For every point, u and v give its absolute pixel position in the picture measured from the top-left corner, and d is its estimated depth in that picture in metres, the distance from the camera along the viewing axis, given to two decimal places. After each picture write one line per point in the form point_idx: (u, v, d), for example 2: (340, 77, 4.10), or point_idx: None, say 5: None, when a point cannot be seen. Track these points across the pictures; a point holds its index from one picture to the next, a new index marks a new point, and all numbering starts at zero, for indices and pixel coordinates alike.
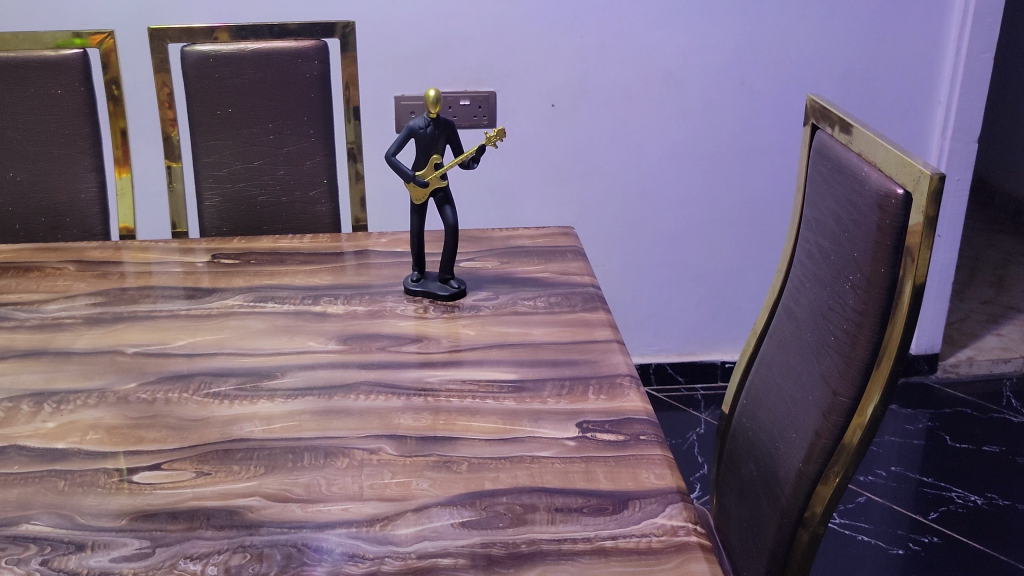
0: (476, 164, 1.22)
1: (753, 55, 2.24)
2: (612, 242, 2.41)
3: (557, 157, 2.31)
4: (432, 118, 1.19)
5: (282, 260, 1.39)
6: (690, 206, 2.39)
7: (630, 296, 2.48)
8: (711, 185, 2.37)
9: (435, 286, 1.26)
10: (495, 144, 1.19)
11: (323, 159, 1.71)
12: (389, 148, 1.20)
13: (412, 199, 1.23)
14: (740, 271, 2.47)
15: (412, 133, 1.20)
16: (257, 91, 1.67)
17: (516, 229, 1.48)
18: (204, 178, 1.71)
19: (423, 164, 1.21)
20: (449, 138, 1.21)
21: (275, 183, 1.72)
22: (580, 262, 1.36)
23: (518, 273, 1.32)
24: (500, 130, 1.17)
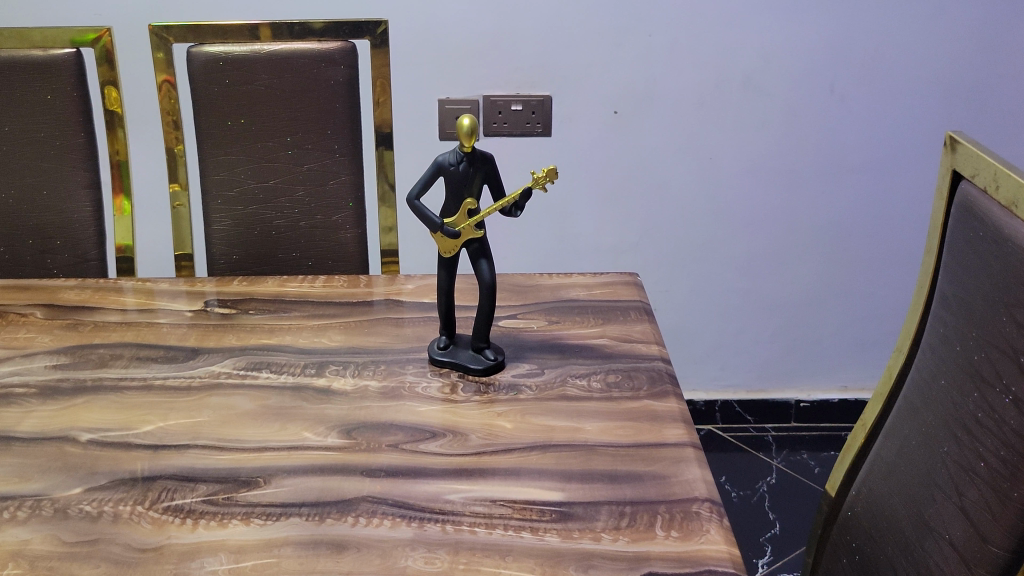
0: (520, 213, 0.97)
1: (846, 59, 1.96)
2: (678, 266, 2.16)
3: (617, 169, 2.05)
4: (466, 153, 0.95)
5: (287, 309, 1.16)
6: (768, 226, 2.12)
7: (695, 324, 2.22)
8: (791, 204, 2.10)
9: (466, 356, 1.02)
10: (545, 187, 0.95)
11: (348, 179, 1.48)
12: (413, 188, 0.97)
13: (440, 250, 0.99)
14: (820, 300, 2.20)
15: (441, 171, 0.96)
16: (274, 100, 1.44)
17: (571, 273, 1.24)
18: (211, 199, 1.49)
19: (455, 209, 0.97)
20: (486, 177, 0.97)
21: (293, 206, 1.49)
22: (645, 325, 1.11)
23: (568, 337, 1.08)
24: (550, 169, 0.93)
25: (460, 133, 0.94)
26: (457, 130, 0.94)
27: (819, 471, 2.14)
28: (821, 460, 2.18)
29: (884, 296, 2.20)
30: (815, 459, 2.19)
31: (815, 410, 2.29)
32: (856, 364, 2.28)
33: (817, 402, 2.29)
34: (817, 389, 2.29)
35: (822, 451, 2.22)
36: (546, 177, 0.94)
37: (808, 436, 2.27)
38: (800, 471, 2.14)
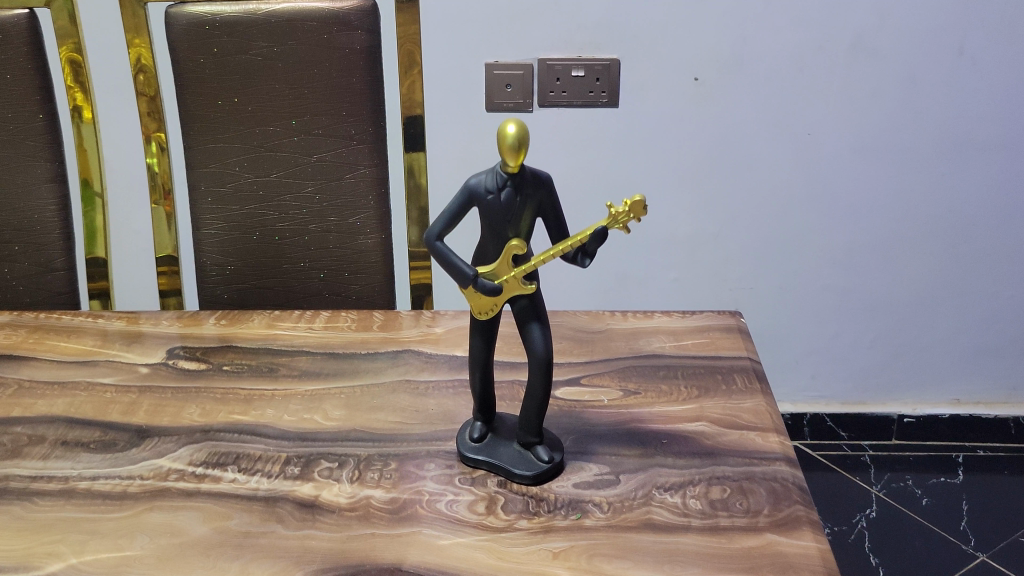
0: (590, 263, 0.66)
1: (981, 10, 1.56)
2: (765, 262, 1.77)
3: (696, 149, 1.66)
4: (510, 175, 0.65)
5: (275, 361, 0.87)
6: (875, 215, 1.73)
7: (785, 329, 1.85)
8: (905, 188, 1.71)
9: (509, 457, 0.73)
10: (627, 226, 0.65)
11: (369, 171, 1.18)
12: (435, 224, 0.67)
13: (473, 309, 0.69)
14: (932, 300, 1.82)
15: (474, 199, 0.66)
16: (275, 74, 1.14)
17: (652, 312, 0.94)
18: (199, 197, 1.20)
19: (495, 253, 0.67)
20: (539, 208, 0.67)
21: (299, 205, 1.20)
22: (757, 399, 0.81)
23: (652, 421, 0.78)
24: (636, 200, 0.62)
25: (503, 146, 0.63)
26: (499, 142, 0.63)
27: (926, 502, 1.78)
28: (928, 490, 1.82)
29: (1011, 296, 1.81)
30: (922, 488, 1.83)
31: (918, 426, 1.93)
32: (972, 375, 1.90)
33: (924, 415, 1.92)
34: (924, 402, 1.92)
35: (929, 477, 1.86)
36: (630, 212, 0.63)
37: (912, 460, 1.91)
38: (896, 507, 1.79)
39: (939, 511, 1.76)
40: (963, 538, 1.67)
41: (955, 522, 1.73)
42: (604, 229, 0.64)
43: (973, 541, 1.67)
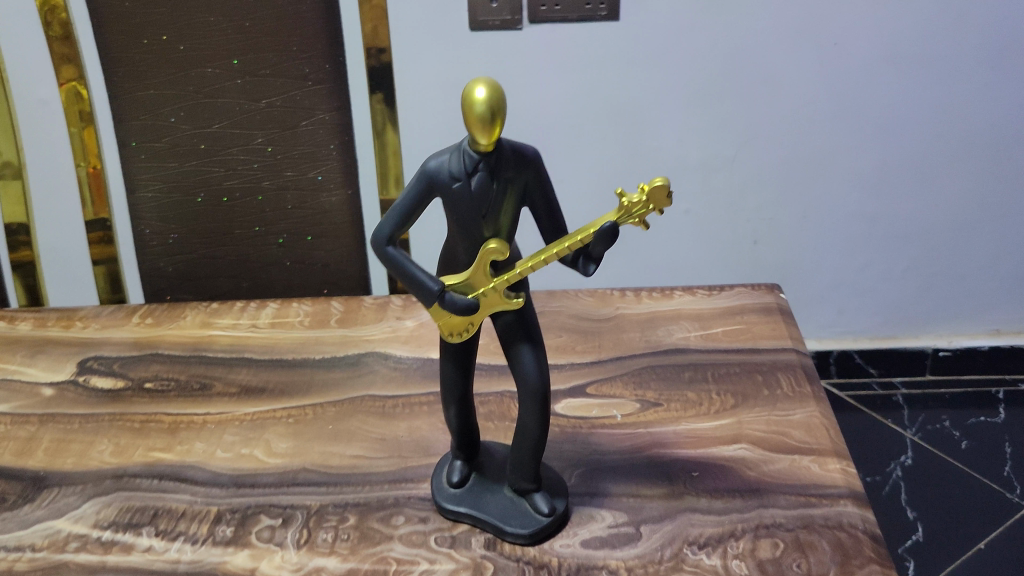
0: (598, 270, 0.50)
1: None
2: (756, 172, 1.09)
3: (664, 55, 1.00)
4: (485, 153, 0.47)
5: (208, 377, 0.70)
6: (904, 118, 1.06)
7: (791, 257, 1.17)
8: (946, 88, 1.04)
9: (496, 511, 0.57)
10: (644, 221, 0.48)
11: (328, 117, 1.00)
12: (384, 223, 0.50)
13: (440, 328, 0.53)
14: (981, 243, 1.16)
15: (435, 186, 0.49)
16: (208, 5, 0.93)
17: (671, 291, 0.77)
18: (131, 154, 1.01)
19: (467, 257, 0.50)
20: (524, 192, 0.50)
21: (248, 159, 1.02)
22: (808, 409, 0.64)
23: (679, 446, 0.62)
24: (654, 184, 0.46)
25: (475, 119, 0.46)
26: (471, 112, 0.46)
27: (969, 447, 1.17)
28: (972, 432, 1.19)
29: None
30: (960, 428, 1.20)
31: (958, 362, 1.26)
32: None
33: (962, 351, 1.25)
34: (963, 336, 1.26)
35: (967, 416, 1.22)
36: (649, 204, 0.47)
37: (949, 395, 1.26)
38: (934, 484, 1.12)
39: (984, 459, 1.15)
40: (1009, 484, 1.11)
41: (999, 469, 1.13)
42: (613, 225, 0.47)
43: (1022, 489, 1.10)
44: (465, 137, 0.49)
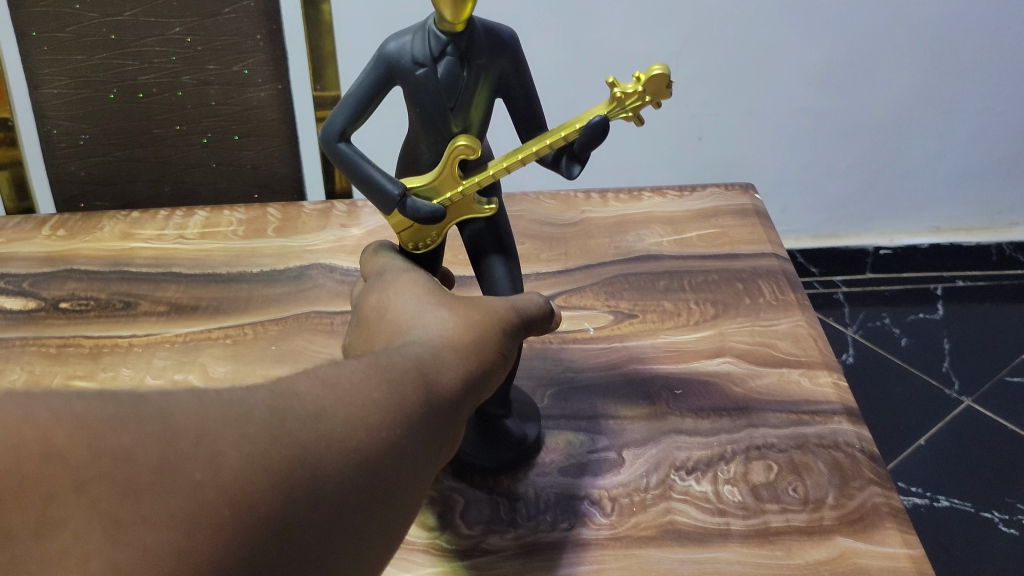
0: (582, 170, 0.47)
1: None
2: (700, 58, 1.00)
3: None
4: (453, 36, 0.43)
5: (132, 295, 0.63)
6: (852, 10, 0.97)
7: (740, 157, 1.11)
8: None
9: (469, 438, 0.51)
10: (637, 119, 0.44)
11: (251, 3, 0.90)
12: (337, 113, 0.46)
13: (400, 237, 0.49)
14: (923, 135, 1.09)
15: (396, 74, 0.45)
16: None
17: (639, 191, 0.72)
18: (31, 45, 0.91)
19: (432, 156, 0.47)
20: (496, 79, 0.46)
21: (164, 51, 0.92)
22: (792, 319, 0.60)
23: (658, 361, 0.57)
24: (649, 70, 0.42)
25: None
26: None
27: (909, 344, 1.13)
28: (912, 330, 1.15)
29: None
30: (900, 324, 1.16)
31: (897, 259, 1.22)
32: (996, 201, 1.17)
33: (903, 249, 1.21)
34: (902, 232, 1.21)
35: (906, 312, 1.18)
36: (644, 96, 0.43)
37: (889, 293, 1.21)
38: (874, 383, 1.07)
39: (923, 355, 1.11)
40: (948, 380, 1.06)
41: (939, 364, 1.09)
42: (604, 119, 0.44)
43: (960, 385, 1.05)
44: (429, 18, 0.45)
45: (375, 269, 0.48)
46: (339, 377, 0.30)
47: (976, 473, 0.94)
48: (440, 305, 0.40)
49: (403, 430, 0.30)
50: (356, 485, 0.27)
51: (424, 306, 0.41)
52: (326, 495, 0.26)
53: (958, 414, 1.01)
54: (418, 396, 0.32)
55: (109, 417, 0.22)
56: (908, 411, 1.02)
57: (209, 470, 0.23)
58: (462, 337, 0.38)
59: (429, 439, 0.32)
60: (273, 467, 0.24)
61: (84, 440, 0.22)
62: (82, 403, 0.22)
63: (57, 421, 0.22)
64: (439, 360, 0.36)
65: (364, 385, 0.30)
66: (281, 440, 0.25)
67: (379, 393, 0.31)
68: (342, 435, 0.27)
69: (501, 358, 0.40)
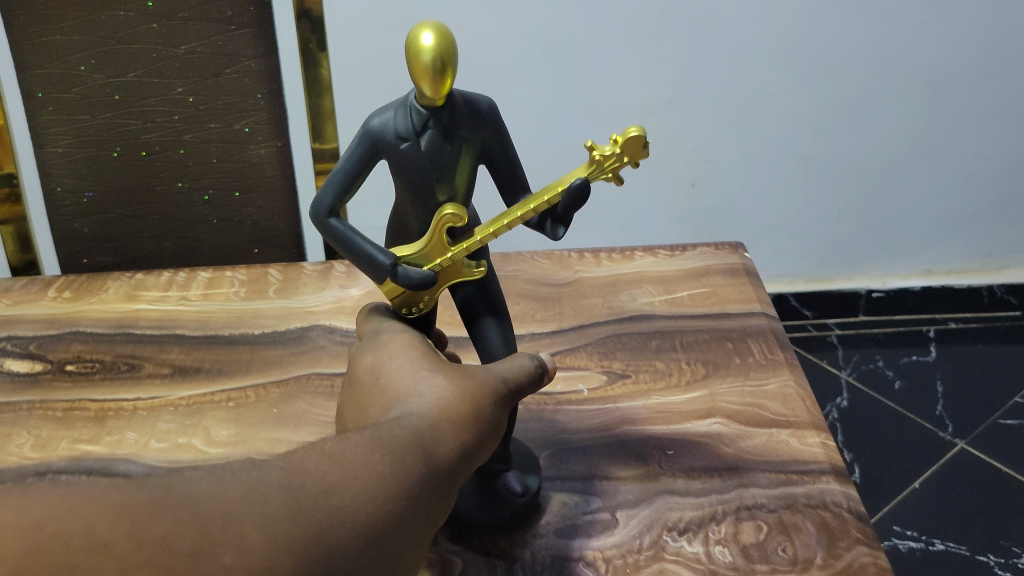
0: (568, 229, 0.50)
1: None
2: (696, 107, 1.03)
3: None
4: (434, 109, 0.46)
5: (137, 358, 0.64)
6: (838, 61, 1.00)
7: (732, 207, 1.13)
8: (884, 31, 0.98)
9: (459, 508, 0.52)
10: (616, 177, 0.47)
11: (253, 64, 0.92)
12: (321, 194, 0.49)
13: (393, 303, 0.52)
14: (908, 180, 1.11)
15: (382, 148, 0.48)
16: None
17: (632, 251, 0.74)
18: (37, 106, 0.93)
19: (420, 226, 0.50)
20: (478, 148, 0.49)
21: (168, 112, 0.95)
22: (781, 378, 0.62)
23: (651, 421, 0.59)
24: (624, 133, 0.45)
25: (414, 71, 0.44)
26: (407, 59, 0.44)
27: (902, 386, 1.14)
28: (905, 371, 1.16)
29: None
30: (894, 366, 1.18)
31: (890, 302, 1.23)
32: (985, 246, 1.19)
33: (896, 291, 1.22)
34: (894, 275, 1.22)
35: (900, 354, 1.20)
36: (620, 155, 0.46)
37: (882, 335, 1.23)
38: (869, 426, 1.08)
39: (916, 398, 1.12)
40: (943, 422, 1.07)
41: (933, 408, 1.10)
42: (584, 180, 0.47)
43: (954, 428, 1.06)
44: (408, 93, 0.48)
45: (368, 328, 0.49)
46: (346, 451, 0.31)
47: (970, 517, 0.94)
48: (437, 371, 0.42)
49: (408, 498, 0.32)
50: (369, 555, 0.28)
51: (423, 373, 0.42)
52: (344, 570, 0.27)
53: (950, 458, 1.02)
54: (421, 464, 0.34)
55: (140, 504, 0.24)
56: (903, 454, 1.03)
57: (239, 552, 0.25)
58: (461, 401, 0.40)
59: (433, 506, 0.33)
60: (296, 549, 0.26)
61: (120, 527, 0.23)
62: (114, 491, 0.24)
63: (94, 512, 0.23)
64: (439, 427, 0.37)
65: (371, 457, 0.32)
66: (296, 517, 0.27)
67: (385, 466, 0.32)
68: (353, 509, 0.29)
69: (497, 423, 0.42)
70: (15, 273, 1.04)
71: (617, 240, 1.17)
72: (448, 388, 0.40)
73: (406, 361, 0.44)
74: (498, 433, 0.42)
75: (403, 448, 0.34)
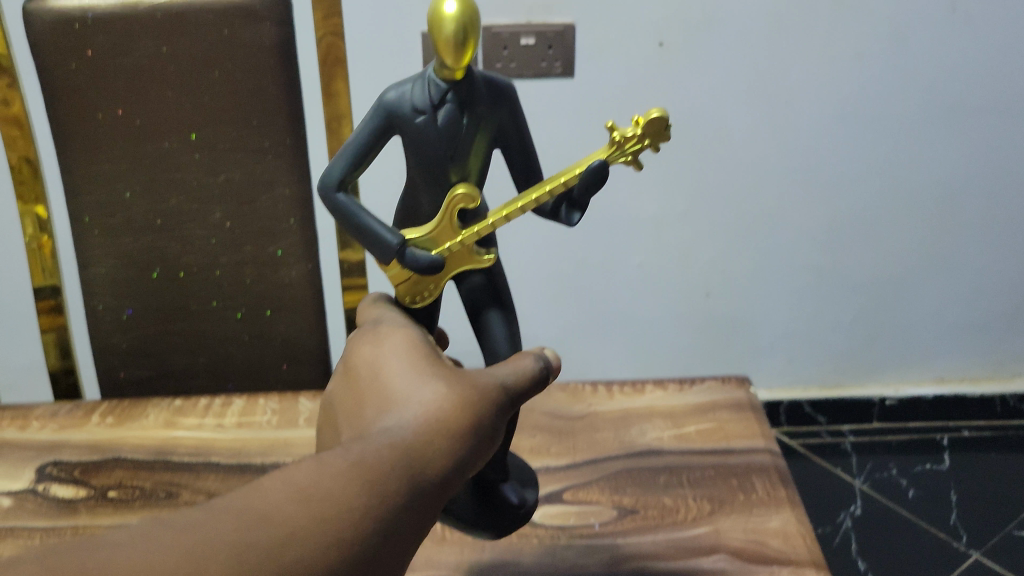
0: (582, 214, 0.60)
1: None
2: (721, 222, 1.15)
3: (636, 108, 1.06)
4: (452, 84, 0.56)
5: (174, 484, 0.68)
6: (850, 175, 1.12)
7: (754, 317, 1.25)
8: (889, 152, 1.11)
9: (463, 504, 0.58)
10: (634, 163, 0.59)
11: (288, 192, 0.99)
12: (335, 165, 0.58)
13: (400, 290, 0.61)
14: (922, 290, 1.23)
15: (400, 125, 0.58)
16: (166, 79, 0.92)
17: (642, 385, 0.80)
18: (85, 230, 0.99)
19: (431, 208, 0.60)
20: (491, 130, 0.59)
21: (206, 236, 1.01)
22: (784, 512, 0.65)
23: (658, 554, 0.61)
24: (648, 114, 0.57)
25: (440, 44, 0.53)
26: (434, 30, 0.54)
27: (916, 495, 1.20)
28: (918, 481, 1.23)
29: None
30: (908, 476, 1.24)
31: (903, 410, 1.32)
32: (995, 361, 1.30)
33: (910, 399, 1.31)
34: (906, 384, 1.32)
35: (914, 463, 1.27)
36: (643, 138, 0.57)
37: (896, 443, 1.32)
38: (884, 531, 1.14)
39: (931, 507, 1.17)
40: (957, 533, 1.12)
41: (947, 518, 1.15)
42: (605, 163, 0.58)
43: (968, 538, 1.11)
44: (427, 73, 0.58)
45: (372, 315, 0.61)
46: (338, 470, 0.40)
47: None
48: (437, 382, 0.49)
49: (392, 507, 0.40)
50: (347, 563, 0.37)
51: (422, 384, 0.49)
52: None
53: None
54: (407, 474, 0.42)
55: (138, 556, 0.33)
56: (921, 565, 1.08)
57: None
58: (448, 417, 0.46)
59: (420, 506, 0.42)
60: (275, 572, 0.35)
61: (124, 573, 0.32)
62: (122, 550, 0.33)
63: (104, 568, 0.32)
64: (424, 442, 0.44)
65: (357, 481, 0.39)
66: (283, 556, 0.35)
67: (366, 491, 0.40)
68: (331, 533, 0.37)
69: (491, 426, 0.49)
70: (63, 395, 1.10)
71: (649, 356, 1.28)
72: (443, 398, 0.48)
73: (402, 376, 0.51)
74: (494, 434, 0.49)
75: (385, 472, 0.41)
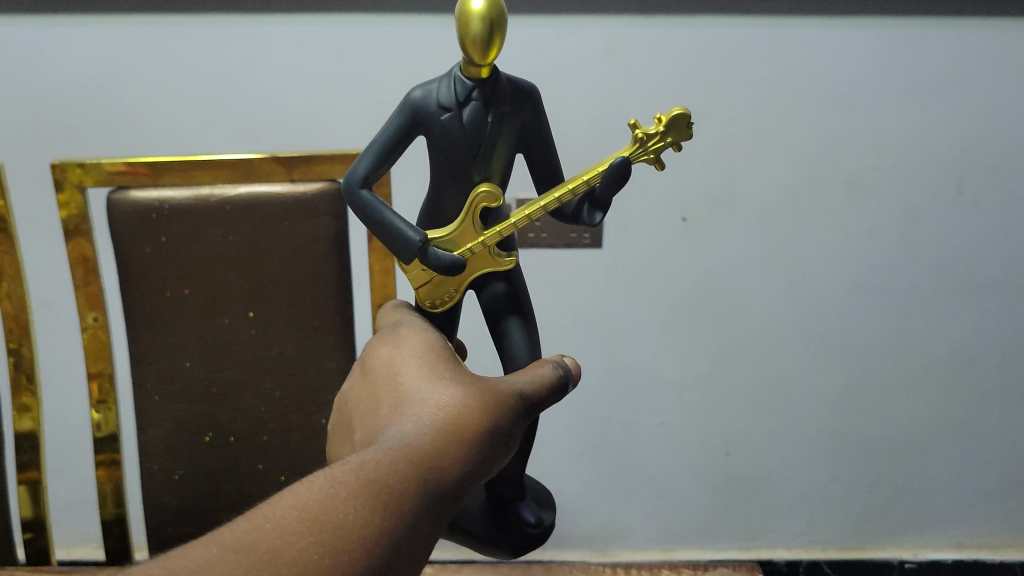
0: (603, 216, 0.73)
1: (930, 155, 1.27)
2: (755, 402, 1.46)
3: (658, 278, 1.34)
4: (474, 82, 0.70)
5: None
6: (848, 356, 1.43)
7: (769, 475, 1.54)
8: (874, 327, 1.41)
9: (486, 527, 0.78)
10: (657, 163, 0.71)
11: (335, 365, 1.08)
12: (362, 162, 0.73)
13: (426, 292, 0.79)
14: (934, 458, 1.53)
15: (424, 121, 0.72)
16: (231, 263, 1.02)
17: None
18: (146, 396, 1.07)
19: (455, 208, 0.74)
20: (512, 132, 0.73)
21: (258, 403, 1.09)
22: None
23: None
24: (672, 111, 0.69)
25: (468, 42, 0.65)
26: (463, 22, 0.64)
27: None
28: None
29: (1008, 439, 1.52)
30: None
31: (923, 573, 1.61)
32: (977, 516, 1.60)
33: (927, 562, 1.61)
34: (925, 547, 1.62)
35: None
36: (666, 134, 0.70)
37: None
38: None
39: None
40: None
41: None
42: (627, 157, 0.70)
43: None
44: (453, 75, 0.71)
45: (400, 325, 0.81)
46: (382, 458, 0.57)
47: None
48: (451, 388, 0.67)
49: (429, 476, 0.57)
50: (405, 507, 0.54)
51: (441, 389, 0.67)
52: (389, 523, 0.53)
53: None
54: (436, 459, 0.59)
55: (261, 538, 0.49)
56: None
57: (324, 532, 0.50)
58: (460, 413, 0.63)
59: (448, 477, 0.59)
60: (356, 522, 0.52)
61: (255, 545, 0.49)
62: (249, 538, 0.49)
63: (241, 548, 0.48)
64: (434, 450, 0.59)
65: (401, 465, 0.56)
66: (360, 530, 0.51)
67: (411, 472, 0.56)
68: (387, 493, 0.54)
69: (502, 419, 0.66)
70: (109, 559, 1.17)
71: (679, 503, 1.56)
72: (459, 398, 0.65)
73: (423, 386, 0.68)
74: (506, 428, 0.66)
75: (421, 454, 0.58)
